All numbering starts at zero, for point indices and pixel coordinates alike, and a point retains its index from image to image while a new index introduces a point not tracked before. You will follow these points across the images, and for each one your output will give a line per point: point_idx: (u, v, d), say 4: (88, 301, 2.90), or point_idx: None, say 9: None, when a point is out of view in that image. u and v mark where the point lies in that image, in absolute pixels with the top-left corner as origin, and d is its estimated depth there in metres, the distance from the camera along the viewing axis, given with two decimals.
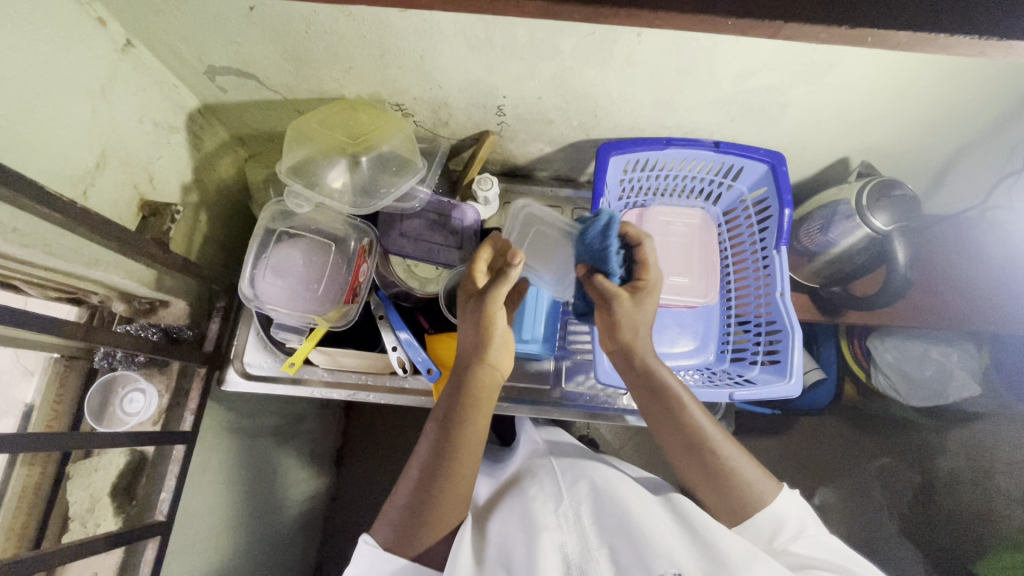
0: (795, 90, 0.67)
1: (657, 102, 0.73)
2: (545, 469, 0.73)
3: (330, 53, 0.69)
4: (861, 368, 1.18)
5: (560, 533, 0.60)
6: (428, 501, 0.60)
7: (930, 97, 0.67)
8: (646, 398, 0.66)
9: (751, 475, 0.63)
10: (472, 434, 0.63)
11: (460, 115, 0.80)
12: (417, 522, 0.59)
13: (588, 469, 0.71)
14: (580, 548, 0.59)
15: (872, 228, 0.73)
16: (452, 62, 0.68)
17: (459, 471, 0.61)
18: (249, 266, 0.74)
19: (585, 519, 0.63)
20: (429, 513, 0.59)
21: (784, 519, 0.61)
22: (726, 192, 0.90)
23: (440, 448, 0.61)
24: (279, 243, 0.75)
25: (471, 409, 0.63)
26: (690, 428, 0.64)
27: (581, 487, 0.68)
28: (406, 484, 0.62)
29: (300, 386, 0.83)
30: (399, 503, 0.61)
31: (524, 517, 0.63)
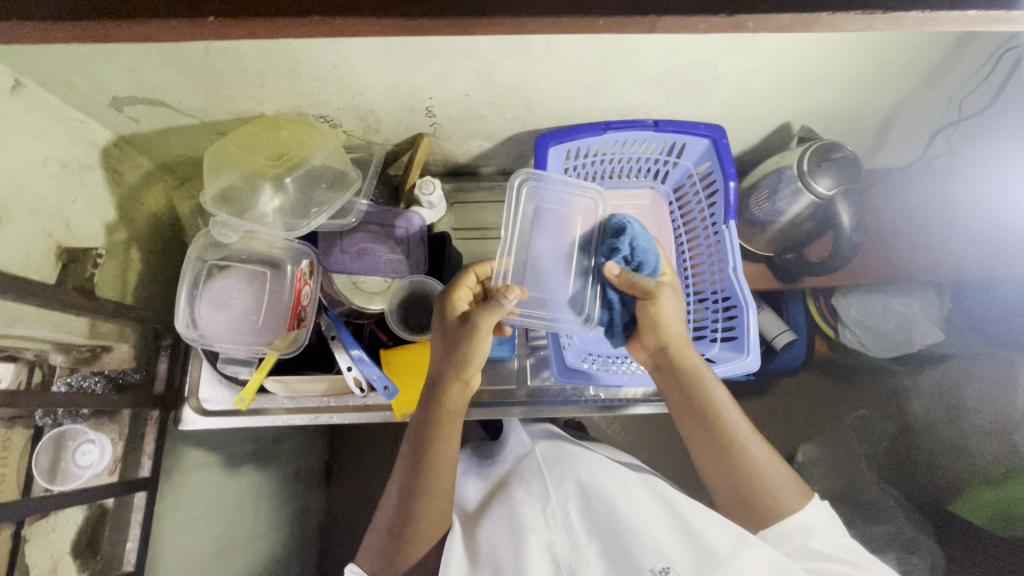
0: (724, 62, 0.66)
1: (587, 87, 0.71)
2: (531, 467, 0.72)
3: (239, 72, 0.65)
4: (828, 325, 1.19)
5: (548, 534, 0.60)
6: (411, 524, 0.61)
7: (861, 56, 0.66)
8: (677, 398, 0.68)
9: (779, 484, 0.63)
10: (442, 457, 0.63)
11: (389, 121, 0.77)
12: (403, 545, 0.60)
13: (576, 462, 0.71)
14: (568, 547, 0.58)
15: (815, 194, 0.72)
16: (368, 69, 0.65)
17: (435, 495, 0.62)
18: (183, 306, 0.69)
19: (573, 515, 0.62)
20: (410, 534, 0.60)
21: (810, 524, 0.61)
22: (672, 169, 0.88)
23: (413, 471, 0.63)
24: (211, 278, 0.72)
25: (440, 432, 0.64)
26: (716, 426, 0.65)
27: (568, 482, 0.67)
28: (386, 509, 0.63)
29: (260, 416, 0.80)
30: (382, 527, 0.62)
31: (512, 522, 0.62)
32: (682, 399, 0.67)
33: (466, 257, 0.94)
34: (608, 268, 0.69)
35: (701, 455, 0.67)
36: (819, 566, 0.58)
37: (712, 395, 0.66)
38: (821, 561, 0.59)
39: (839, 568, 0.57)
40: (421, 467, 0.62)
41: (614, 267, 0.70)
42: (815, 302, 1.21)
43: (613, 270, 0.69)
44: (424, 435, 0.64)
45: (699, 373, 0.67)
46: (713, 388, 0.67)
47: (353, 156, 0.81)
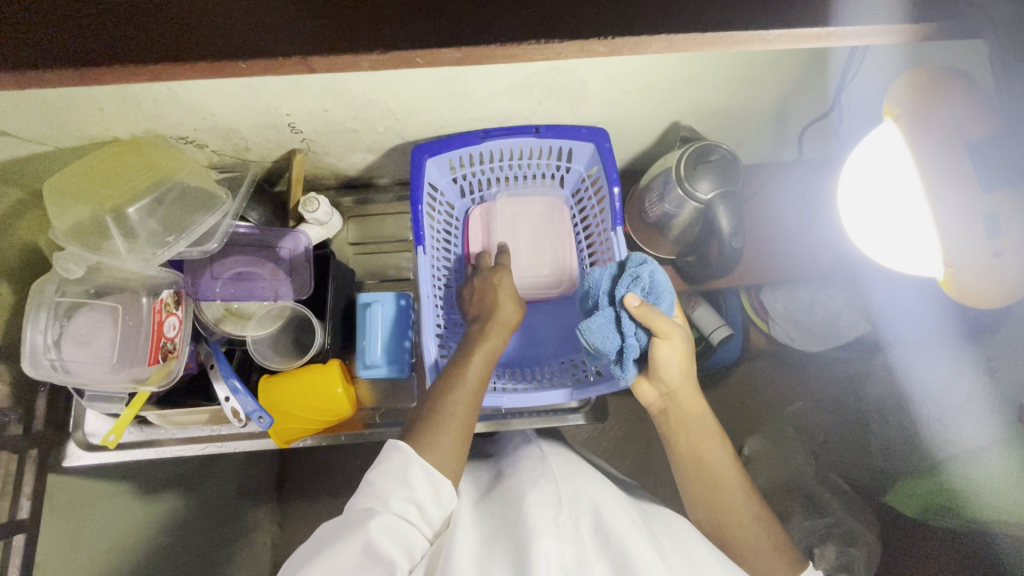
0: (584, 66, 0.62)
1: (451, 97, 0.68)
2: (544, 474, 0.64)
3: (71, 99, 0.61)
4: (761, 319, 1.17)
5: (558, 544, 0.53)
6: (449, 409, 0.64)
7: (726, 55, 0.63)
8: (682, 445, 0.71)
9: (770, 543, 0.67)
10: (476, 361, 0.68)
11: (256, 139, 0.74)
12: (434, 425, 0.63)
13: (591, 479, 0.63)
14: (577, 561, 0.52)
15: (695, 199, 0.69)
16: (207, 89, 0.62)
17: (470, 393, 0.66)
18: (33, 346, 0.66)
19: (586, 533, 0.55)
20: (436, 423, 0.63)
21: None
22: (568, 174, 0.86)
23: (447, 376, 0.68)
24: (62, 317, 0.68)
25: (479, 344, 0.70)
26: (711, 474, 0.69)
27: (582, 497, 0.59)
28: (416, 414, 0.66)
29: (149, 447, 0.79)
30: (418, 417, 0.65)
31: (521, 525, 0.54)
32: (684, 443, 0.71)
33: (365, 272, 0.91)
34: (628, 298, 0.65)
35: (690, 494, 0.70)
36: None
37: (702, 446, 0.70)
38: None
39: None
40: (455, 373, 0.68)
41: (631, 299, 0.65)
42: (749, 298, 1.17)
43: (633, 301, 0.65)
44: (466, 348, 0.71)
45: (701, 427, 0.71)
46: (710, 442, 0.71)
47: (227, 176, 0.78)
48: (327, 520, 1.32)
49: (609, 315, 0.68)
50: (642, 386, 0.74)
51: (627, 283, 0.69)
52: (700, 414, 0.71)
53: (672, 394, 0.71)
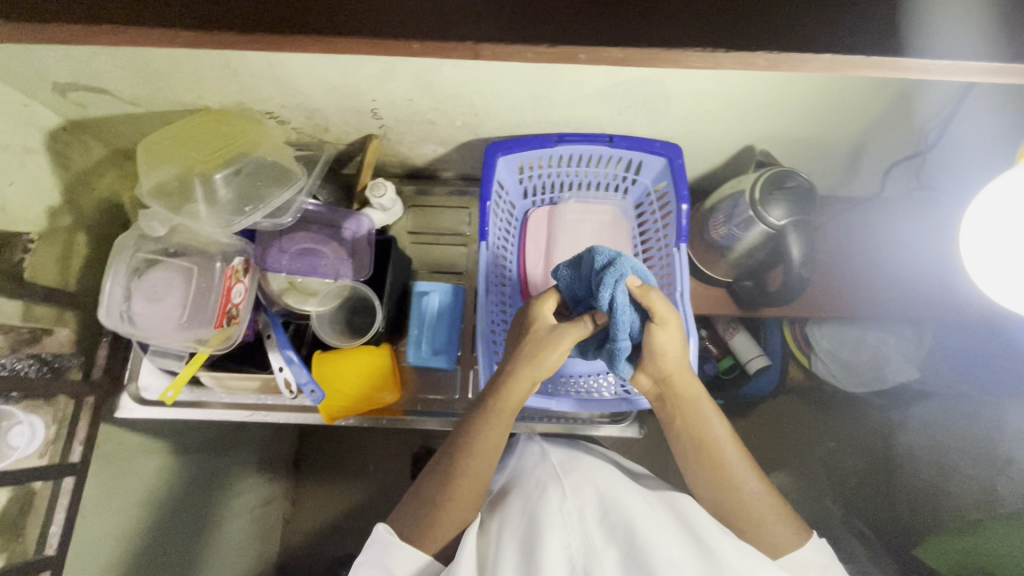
0: (671, 81, 0.63)
1: (533, 98, 0.69)
2: (548, 474, 0.67)
3: (174, 66, 0.64)
4: (802, 354, 1.13)
5: (563, 532, 0.56)
6: (449, 495, 0.62)
7: (817, 84, 0.63)
8: (681, 427, 0.70)
9: (778, 516, 0.65)
10: (486, 434, 0.65)
11: (336, 121, 0.75)
12: (432, 514, 0.62)
13: (594, 472, 0.66)
14: (582, 546, 0.54)
15: (767, 224, 0.68)
16: (303, 68, 0.64)
17: (474, 475, 0.63)
18: (107, 296, 0.68)
19: (591, 522, 0.57)
20: (440, 512, 0.62)
21: (809, 563, 0.63)
22: (633, 186, 0.86)
23: (455, 453, 0.64)
24: (139, 271, 0.71)
25: (493, 417, 0.65)
26: (710, 454, 0.68)
27: (584, 490, 0.62)
28: (420, 489, 0.65)
29: (196, 409, 0.81)
30: (417, 496, 0.64)
31: (529, 525, 0.58)
32: (682, 426, 0.70)
33: (418, 262, 0.92)
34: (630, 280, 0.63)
35: (692, 477, 0.69)
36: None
37: (698, 424, 0.69)
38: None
39: None
40: (461, 445, 0.65)
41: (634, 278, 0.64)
42: (792, 330, 1.14)
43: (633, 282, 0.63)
44: (480, 419, 0.65)
45: (697, 408, 0.69)
46: (708, 423, 0.69)
47: (302, 154, 0.80)
48: (343, 502, 1.33)
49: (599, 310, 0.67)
50: (640, 376, 0.71)
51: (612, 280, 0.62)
52: (694, 393, 0.69)
53: (665, 376, 0.69)
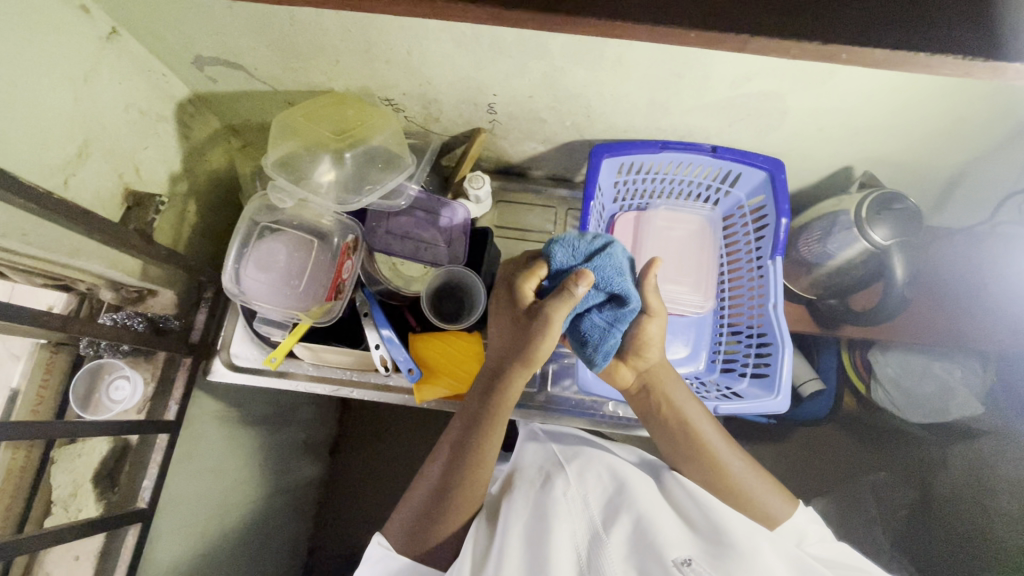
0: (795, 96, 0.65)
1: (651, 104, 0.71)
2: (549, 462, 0.67)
3: (317, 47, 0.67)
4: (862, 381, 1.14)
5: (569, 520, 0.56)
6: (449, 505, 0.60)
7: (939, 109, 0.64)
8: (665, 417, 0.70)
9: (768, 492, 0.67)
10: (491, 440, 0.63)
11: (450, 112, 0.78)
12: (432, 526, 0.60)
13: (597, 458, 0.66)
14: (587, 532, 0.55)
15: (870, 242, 0.70)
16: (439, 58, 0.66)
17: (475, 485, 0.61)
18: (231, 261, 0.73)
19: (595, 509, 0.57)
20: (443, 519, 0.60)
21: (805, 530, 0.66)
22: (724, 198, 0.87)
23: (457, 459, 0.62)
24: (261, 238, 0.75)
25: (493, 423, 0.64)
26: (699, 441, 0.68)
27: (587, 478, 0.62)
28: (416, 496, 0.63)
29: (285, 380, 0.83)
30: (414, 506, 0.62)
31: (536, 515, 0.57)
32: (672, 422, 0.69)
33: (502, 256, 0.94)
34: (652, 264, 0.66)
35: (683, 469, 0.70)
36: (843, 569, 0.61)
37: (683, 413, 0.69)
38: (834, 564, 0.62)
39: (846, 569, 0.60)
40: (459, 451, 0.62)
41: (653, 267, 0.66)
42: (851, 355, 1.16)
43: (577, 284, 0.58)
44: (478, 424, 0.63)
45: (680, 393, 0.70)
46: (693, 409, 0.69)
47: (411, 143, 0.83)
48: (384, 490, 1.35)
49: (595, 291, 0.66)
50: (619, 370, 0.72)
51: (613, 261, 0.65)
52: (675, 380, 0.71)
53: (645, 362, 0.71)
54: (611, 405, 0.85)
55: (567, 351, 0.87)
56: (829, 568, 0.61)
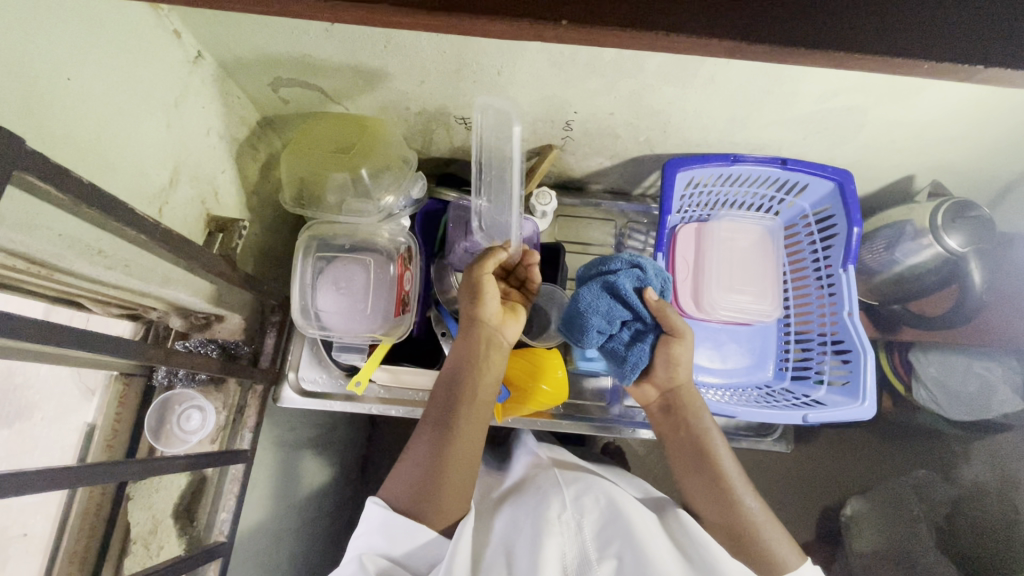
0: (877, 110, 0.67)
1: (731, 119, 0.72)
2: (547, 479, 0.69)
3: (405, 69, 0.67)
4: (901, 382, 1.19)
5: (562, 542, 0.58)
6: (443, 464, 0.61)
7: (1012, 119, 0.66)
8: (682, 437, 0.70)
9: (777, 536, 0.63)
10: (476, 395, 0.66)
11: (524, 129, 0.79)
12: (429, 484, 0.60)
13: (596, 480, 0.67)
14: (579, 558, 0.57)
15: (945, 248, 0.73)
16: (530, 78, 0.66)
17: (464, 442, 0.64)
18: (297, 296, 0.72)
19: (588, 531, 0.60)
20: (442, 477, 0.61)
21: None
22: (785, 208, 0.89)
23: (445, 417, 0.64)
24: (320, 267, 0.74)
25: (478, 377, 0.66)
26: (713, 466, 0.67)
27: (585, 497, 0.64)
28: (408, 458, 0.64)
29: (357, 404, 0.81)
30: (408, 466, 0.63)
31: (528, 529, 0.59)
32: (694, 446, 0.69)
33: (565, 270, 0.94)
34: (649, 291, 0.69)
35: (696, 496, 0.68)
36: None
37: (706, 440, 0.69)
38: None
39: None
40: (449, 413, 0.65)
41: (651, 292, 0.69)
42: (889, 356, 1.19)
43: (651, 295, 0.69)
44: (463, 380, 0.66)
45: (700, 418, 0.70)
46: (711, 435, 0.69)
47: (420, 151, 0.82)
48: None
49: (626, 309, 0.70)
50: (645, 387, 0.73)
51: (641, 279, 0.71)
52: (697, 406, 0.71)
53: (669, 385, 0.71)
54: None
55: None
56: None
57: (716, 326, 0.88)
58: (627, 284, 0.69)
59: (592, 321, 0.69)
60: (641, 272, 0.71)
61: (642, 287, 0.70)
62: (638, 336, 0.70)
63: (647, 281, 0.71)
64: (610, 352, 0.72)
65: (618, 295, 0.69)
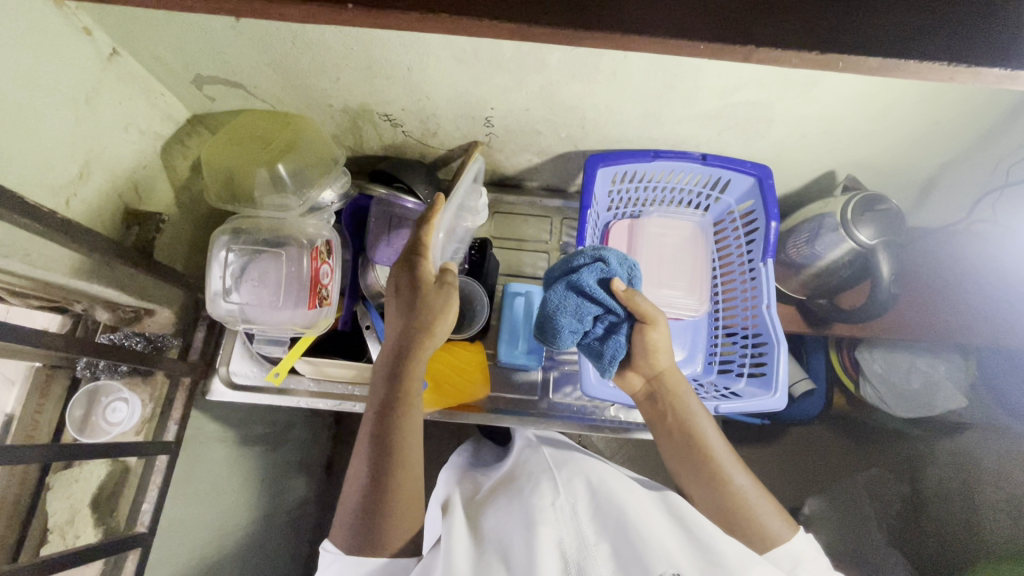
0: (781, 105, 0.68)
1: (644, 114, 0.73)
2: (539, 469, 0.67)
3: (318, 65, 0.69)
4: (850, 379, 1.14)
5: (557, 528, 0.55)
6: (386, 495, 0.61)
7: (913, 114, 0.68)
8: (670, 422, 0.70)
9: (767, 511, 0.63)
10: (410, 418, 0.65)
11: (448, 126, 0.80)
12: (377, 520, 0.59)
13: (587, 468, 0.66)
14: (577, 544, 0.54)
15: (857, 241, 0.74)
16: (439, 75, 0.68)
17: (404, 469, 0.62)
18: (212, 288, 0.73)
19: (583, 515, 0.58)
20: (382, 513, 0.60)
21: (803, 555, 0.60)
22: (714, 204, 0.90)
23: (382, 447, 0.63)
24: (235, 258, 0.74)
25: (406, 406, 0.66)
26: (702, 451, 0.67)
27: (577, 483, 0.63)
28: (351, 497, 0.62)
29: (285, 397, 0.83)
30: (351, 504, 0.62)
31: (522, 514, 0.57)
32: (685, 433, 0.68)
33: (502, 266, 0.94)
34: (614, 283, 0.67)
35: (689, 482, 0.67)
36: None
37: (697, 427, 0.68)
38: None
39: None
40: (386, 444, 0.63)
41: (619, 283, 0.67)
42: (838, 353, 1.16)
43: (618, 286, 0.67)
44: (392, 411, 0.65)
45: (687, 403, 0.70)
46: (699, 420, 0.69)
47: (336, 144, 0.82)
48: None
49: (597, 305, 0.69)
50: (629, 376, 0.73)
51: (605, 271, 0.70)
52: (685, 393, 0.70)
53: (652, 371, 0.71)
54: (613, 409, 0.86)
55: (568, 357, 0.88)
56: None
57: None
58: (591, 280, 0.68)
59: (563, 322, 0.69)
60: (606, 261, 0.70)
61: (612, 278, 0.69)
62: (615, 330, 0.69)
63: (613, 272, 0.70)
64: (589, 348, 0.72)
65: (586, 293, 0.69)
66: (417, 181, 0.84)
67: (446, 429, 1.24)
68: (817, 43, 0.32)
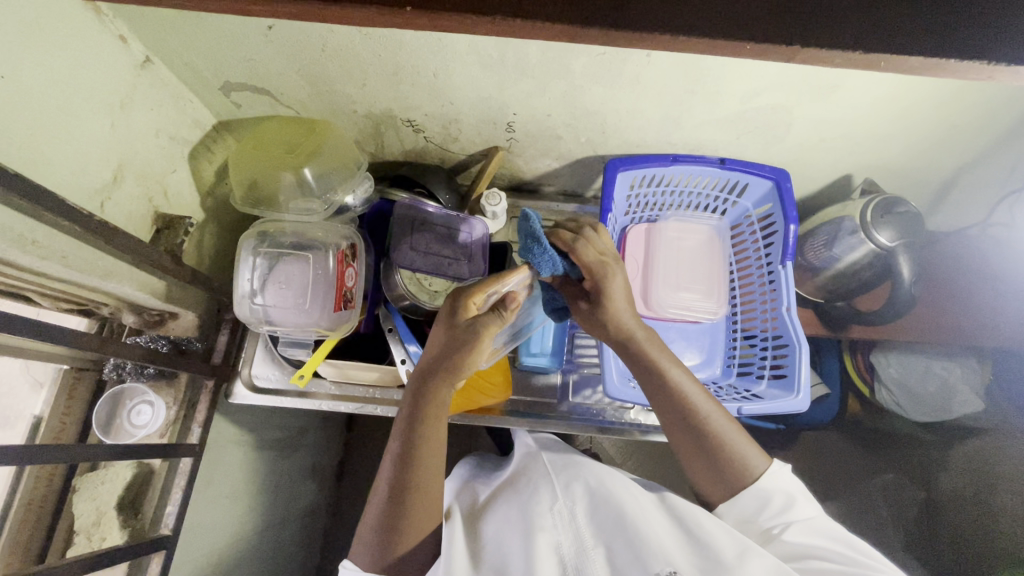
0: (801, 109, 0.69)
1: (664, 118, 0.74)
2: (538, 469, 0.68)
3: (345, 71, 0.70)
4: (864, 383, 1.14)
5: (555, 534, 0.57)
6: (405, 514, 0.59)
7: (932, 116, 0.69)
8: (632, 367, 0.65)
9: (742, 451, 0.62)
10: (436, 434, 0.62)
11: (469, 131, 0.81)
12: (395, 538, 0.58)
13: (584, 468, 0.67)
14: (575, 548, 0.56)
15: (876, 244, 0.75)
16: (465, 80, 0.69)
17: (427, 489, 0.60)
18: (241, 290, 0.74)
19: (582, 520, 0.59)
20: (404, 528, 0.59)
21: (771, 495, 0.60)
22: (731, 208, 0.91)
23: (405, 466, 0.60)
24: (262, 262, 0.76)
25: (433, 424, 0.62)
26: (678, 397, 0.63)
27: (577, 486, 0.63)
28: (372, 512, 0.61)
29: (307, 399, 0.83)
30: (371, 525, 0.60)
31: (518, 523, 0.58)
32: (647, 374, 0.64)
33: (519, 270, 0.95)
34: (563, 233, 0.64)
35: (659, 412, 0.65)
36: (806, 564, 0.55)
37: (666, 373, 0.64)
38: (797, 554, 0.56)
39: (822, 560, 0.55)
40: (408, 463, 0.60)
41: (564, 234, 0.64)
42: (852, 358, 1.15)
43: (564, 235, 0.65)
44: (418, 428, 0.61)
45: (663, 353, 0.65)
46: (672, 369, 0.64)
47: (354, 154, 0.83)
48: None
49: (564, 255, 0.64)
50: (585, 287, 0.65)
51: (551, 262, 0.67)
52: (654, 341, 0.65)
53: (614, 324, 0.64)
54: (633, 411, 0.86)
55: (586, 360, 0.89)
56: (789, 562, 0.56)
57: (665, 324, 0.89)
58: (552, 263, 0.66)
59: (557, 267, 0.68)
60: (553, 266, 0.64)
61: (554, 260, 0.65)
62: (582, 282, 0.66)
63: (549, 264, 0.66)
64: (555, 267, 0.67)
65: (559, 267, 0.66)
66: (437, 185, 0.86)
67: (458, 433, 1.24)
68: (856, 41, 0.33)
